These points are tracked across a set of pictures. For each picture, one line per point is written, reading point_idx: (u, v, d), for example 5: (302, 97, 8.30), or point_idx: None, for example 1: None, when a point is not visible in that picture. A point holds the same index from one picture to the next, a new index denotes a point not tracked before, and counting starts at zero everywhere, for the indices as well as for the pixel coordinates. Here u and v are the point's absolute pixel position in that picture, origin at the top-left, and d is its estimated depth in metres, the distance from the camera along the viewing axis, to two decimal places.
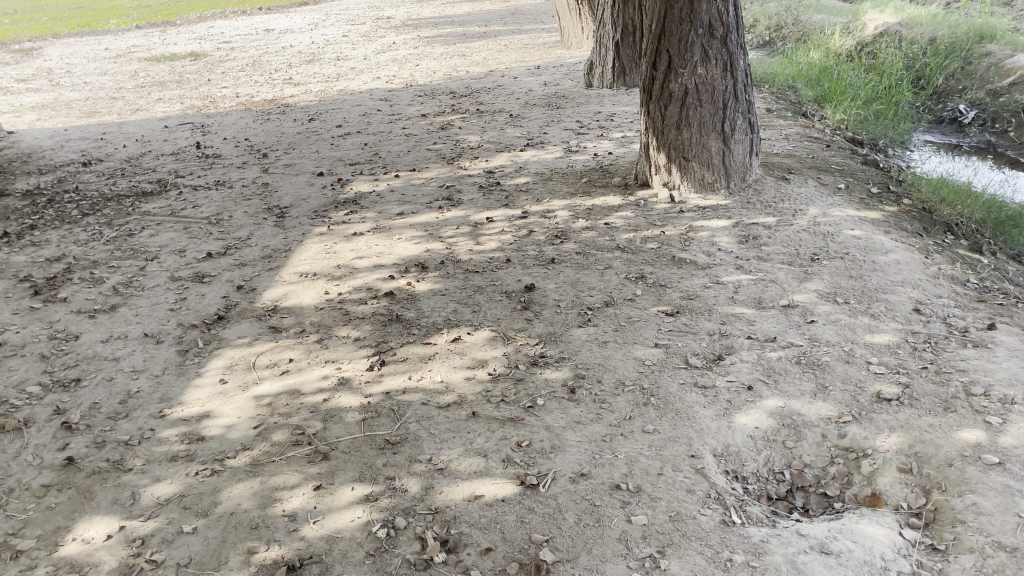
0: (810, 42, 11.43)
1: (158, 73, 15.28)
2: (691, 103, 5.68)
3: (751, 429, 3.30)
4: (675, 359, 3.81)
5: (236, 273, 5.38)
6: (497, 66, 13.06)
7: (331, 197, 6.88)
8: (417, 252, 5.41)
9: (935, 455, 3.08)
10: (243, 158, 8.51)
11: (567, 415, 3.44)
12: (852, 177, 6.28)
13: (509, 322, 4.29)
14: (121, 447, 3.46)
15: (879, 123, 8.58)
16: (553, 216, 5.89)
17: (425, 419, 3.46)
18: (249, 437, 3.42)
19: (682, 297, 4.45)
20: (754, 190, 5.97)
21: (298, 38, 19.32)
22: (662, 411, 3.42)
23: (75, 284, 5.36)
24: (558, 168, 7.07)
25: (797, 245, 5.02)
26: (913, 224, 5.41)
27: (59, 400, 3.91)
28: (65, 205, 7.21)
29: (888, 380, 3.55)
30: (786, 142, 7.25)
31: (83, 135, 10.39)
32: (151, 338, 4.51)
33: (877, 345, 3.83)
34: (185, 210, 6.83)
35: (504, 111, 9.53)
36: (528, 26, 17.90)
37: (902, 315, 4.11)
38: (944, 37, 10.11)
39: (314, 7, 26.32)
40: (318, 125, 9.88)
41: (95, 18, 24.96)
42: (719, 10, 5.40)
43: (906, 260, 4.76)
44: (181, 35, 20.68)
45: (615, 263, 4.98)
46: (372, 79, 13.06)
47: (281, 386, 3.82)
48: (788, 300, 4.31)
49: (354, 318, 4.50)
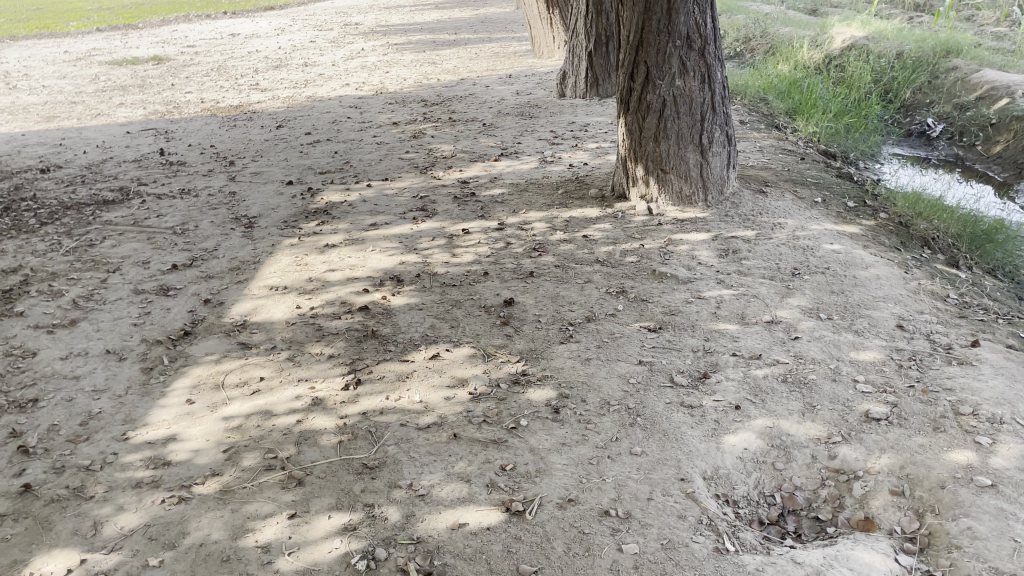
0: (779, 54, 11.52)
1: (120, 77, 14.95)
2: (670, 115, 5.63)
3: (740, 450, 3.23)
4: (660, 377, 3.73)
5: (203, 286, 5.20)
6: (468, 74, 12.97)
7: (302, 207, 6.71)
8: (391, 264, 5.28)
9: (927, 477, 3.03)
10: (209, 166, 8.29)
11: (552, 436, 3.33)
12: (827, 190, 6.28)
13: (489, 338, 4.17)
14: (82, 473, 3.28)
15: (850, 136, 8.63)
16: (530, 228, 5.80)
17: (405, 441, 3.33)
18: (219, 462, 3.26)
19: (665, 312, 4.37)
20: (732, 203, 5.92)
21: (264, 42, 19.04)
22: (649, 432, 3.32)
23: (32, 297, 5.14)
24: (534, 178, 6.98)
25: (778, 260, 4.98)
26: (891, 238, 5.41)
27: (14, 422, 3.70)
28: (22, 214, 6.94)
29: (876, 400, 3.50)
30: (761, 154, 7.25)
31: (41, 140, 10.07)
32: (114, 355, 4.32)
33: (863, 363, 3.78)
34: (148, 219, 6.62)
35: (477, 120, 9.43)
36: (498, 34, 17.84)
37: (886, 332, 4.07)
38: (911, 51, 10.23)
39: (279, 12, 26.00)
40: (287, 132, 9.69)
41: (54, 20, 24.36)
42: (698, 21, 5.37)
43: (886, 275, 4.74)
44: (144, 38, 20.31)
45: (595, 277, 4.90)
46: (341, 85, 12.88)
47: (251, 406, 3.66)
48: (770, 316, 4.26)
49: (327, 333, 4.35)
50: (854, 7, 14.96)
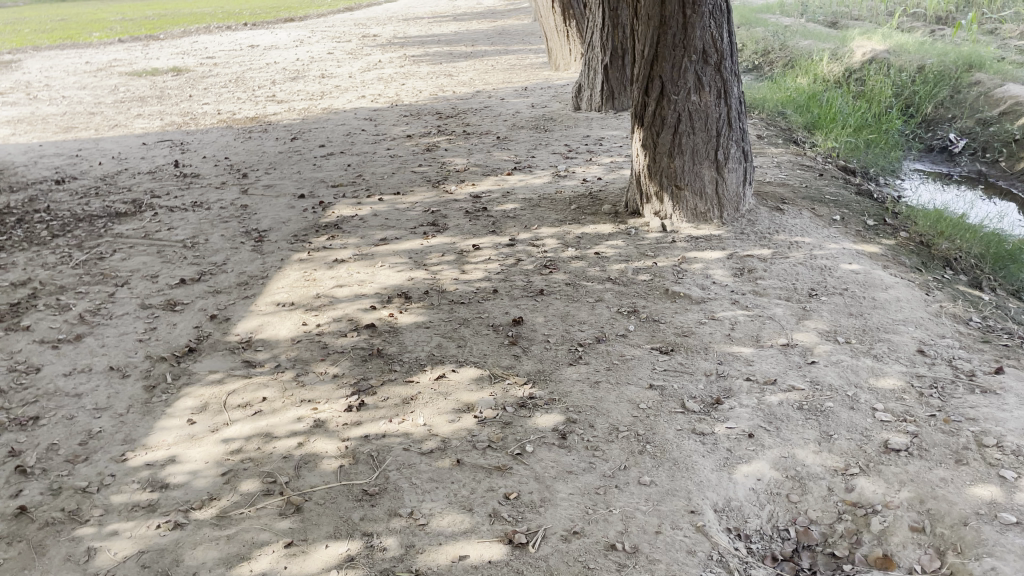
0: (798, 68, 11.40)
1: (139, 88, 15.06)
2: (684, 130, 5.54)
3: (753, 480, 3.12)
4: (671, 403, 3.62)
5: (210, 301, 5.15)
6: (484, 87, 12.93)
7: (312, 221, 6.66)
8: (400, 281, 5.20)
9: (949, 512, 2.91)
10: (222, 179, 8.28)
11: (558, 463, 3.23)
12: (847, 208, 6.15)
13: (496, 359, 4.08)
14: (78, 495, 3.22)
15: (870, 151, 8.49)
16: (542, 244, 5.72)
17: (407, 466, 3.24)
18: (216, 486, 3.19)
19: (677, 333, 4.27)
20: (747, 220, 5.81)
21: (282, 54, 19.13)
22: (659, 460, 3.22)
23: (39, 311, 5.11)
24: (547, 193, 6.90)
25: (794, 280, 4.87)
26: (911, 258, 5.28)
27: (14, 441, 3.65)
28: (35, 226, 6.95)
29: (895, 429, 3.37)
30: (778, 170, 7.13)
31: (58, 151, 10.11)
32: (117, 371, 4.27)
33: (882, 390, 3.66)
34: (159, 233, 6.59)
35: (491, 133, 9.37)
36: (515, 46, 17.83)
37: (906, 357, 3.95)
38: (933, 65, 10.07)
39: (299, 23, 26.17)
40: (301, 145, 9.68)
41: (77, 31, 24.64)
42: (714, 36, 5.28)
43: (906, 297, 4.61)
44: (164, 50, 20.46)
45: (606, 295, 4.80)
46: (357, 98, 12.87)
47: (253, 428, 3.59)
48: (786, 339, 4.14)
49: (332, 352, 4.28)
50: (875, 19, 14.81)
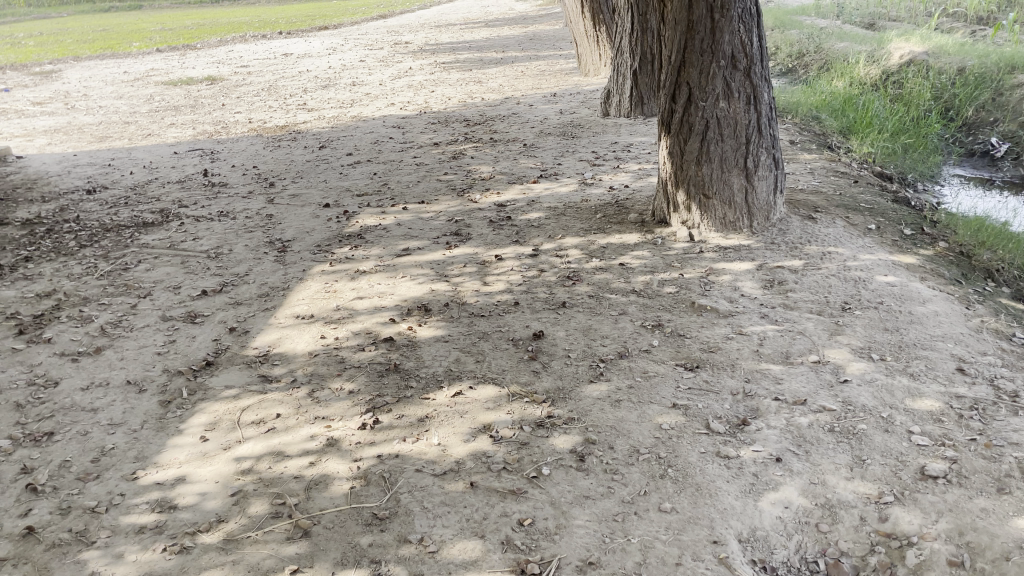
0: (833, 70, 11.14)
1: (174, 97, 15.23)
2: (712, 138, 5.39)
3: (780, 509, 2.96)
4: (695, 423, 3.48)
5: (230, 313, 5.11)
6: (513, 93, 12.84)
7: (336, 230, 6.62)
8: (420, 293, 5.12)
9: (990, 546, 2.74)
10: (249, 188, 8.28)
11: (575, 487, 3.11)
12: (883, 216, 5.94)
13: (515, 375, 3.97)
14: (86, 515, 3.17)
15: (908, 156, 8.25)
16: (565, 255, 5.59)
17: (419, 489, 3.14)
18: (225, 507, 3.12)
19: (702, 349, 4.12)
20: (778, 229, 5.62)
21: (315, 62, 19.25)
22: (681, 485, 3.09)
23: (61, 323, 5.12)
24: (573, 202, 6.78)
25: (827, 292, 4.69)
26: (951, 269, 5.07)
27: (27, 457, 3.62)
28: (63, 236, 7.00)
29: (933, 455, 3.20)
30: (811, 177, 6.92)
31: (91, 161, 10.23)
32: (134, 386, 4.24)
33: (918, 412, 3.47)
34: (184, 243, 6.59)
35: (518, 140, 9.28)
36: (546, 52, 17.74)
37: (944, 375, 3.76)
38: (974, 67, 9.78)
39: (333, 31, 26.32)
40: (329, 153, 9.67)
41: (117, 40, 25.00)
42: (743, 41, 5.15)
43: (945, 311, 4.41)
44: (200, 59, 20.69)
45: (630, 308, 4.67)
46: (386, 105, 12.85)
47: (265, 446, 3.52)
48: (818, 356, 3.97)
49: (349, 367, 4.20)
50: (914, 21, 14.47)
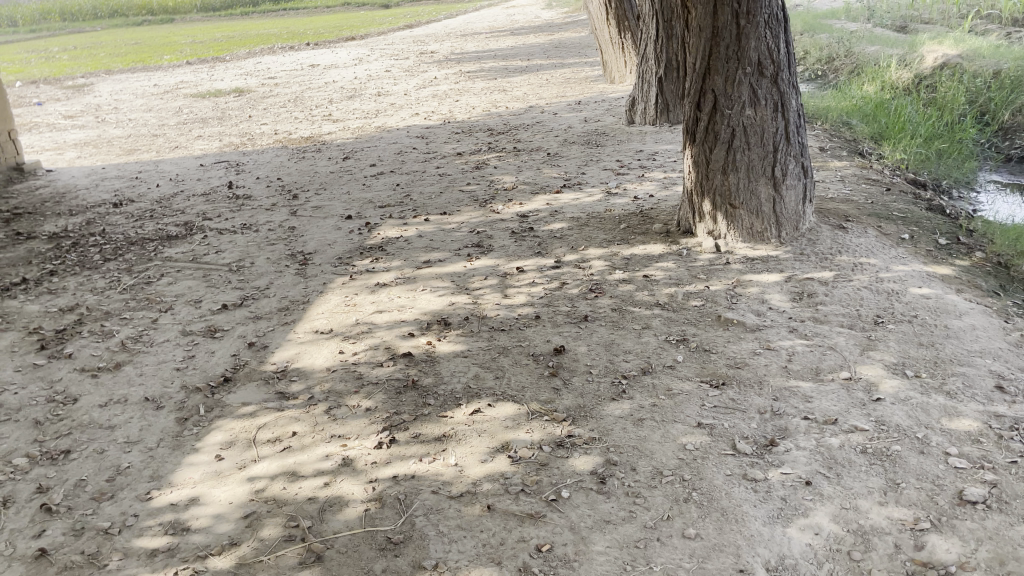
0: (864, 75, 10.93)
1: (202, 110, 15.36)
2: (739, 146, 5.26)
3: (810, 535, 2.83)
4: (721, 444, 3.36)
5: (250, 327, 5.08)
6: (538, 102, 12.77)
7: (358, 242, 6.58)
8: (440, 307, 5.05)
9: None
10: (272, 200, 8.28)
11: (595, 511, 3.01)
12: (917, 225, 5.77)
13: (535, 392, 3.88)
14: (99, 537, 3.13)
15: (942, 162, 8.05)
16: (588, 267, 5.50)
17: (435, 512, 3.06)
18: (238, 530, 3.07)
19: (729, 365, 3.99)
20: (808, 239, 5.47)
21: (341, 73, 19.34)
22: (706, 510, 2.97)
23: (83, 338, 5.11)
24: (596, 212, 6.68)
25: (858, 305, 4.54)
26: (988, 280, 4.90)
27: (43, 476, 3.60)
28: (89, 250, 7.03)
29: (971, 478, 3.05)
30: (842, 185, 6.76)
31: (119, 174, 10.31)
32: (152, 402, 4.21)
33: (955, 433, 3.32)
34: (207, 256, 6.59)
35: (542, 150, 9.20)
36: (571, 60, 17.65)
37: (983, 393, 3.60)
38: (1010, 70, 9.54)
39: (359, 42, 26.44)
40: (353, 164, 9.67)
41: (148, 54, 25.35)
42: (769, 46, 5.04)
43: (983, 325, 4.24)
44: (229, 71, 20.89)
45: (654, 322, 4.56)
46: (410, 115, 12.84)
47: (279, 466, 3.46)
48: (849, 373, 3.83)
49: (367, 384, 4.14)
50: (946, 23, 14.18)
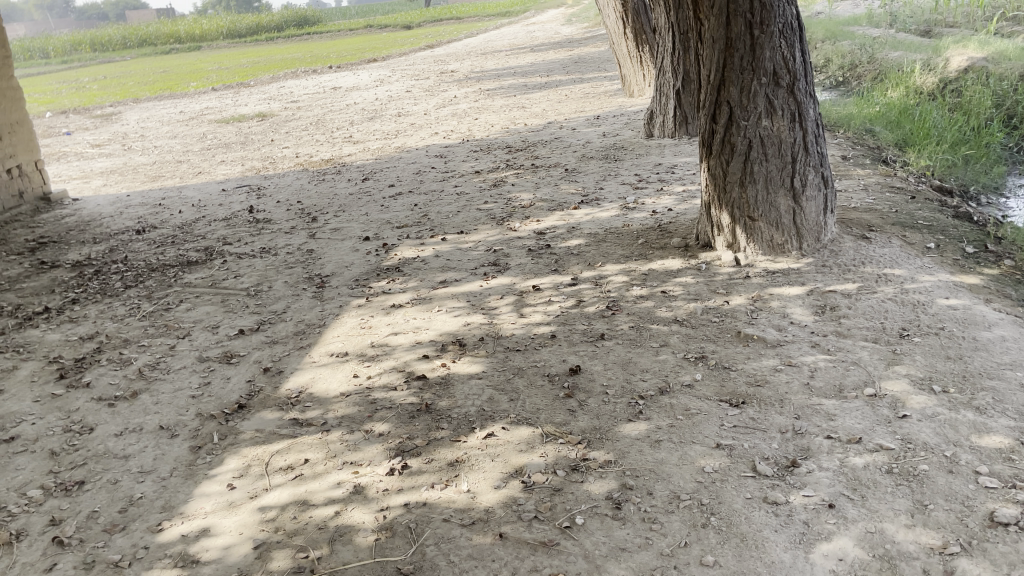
0: (887, 80, 10.74)
1: (225, 135, 15.54)
2: (756, 158, 5.16)
3: (833, 561, 2.71)
4: (740, 466, 3.26)
5: (266, 352, 5.06)
6: (556, 117, 12.72)
7: (374, 264, 6.56)
8: (455, 327, 4.99)
9: None
10: (292, 224, 8.31)
11: (611, 538, 2.92)
12: (943, 233, 5.62)
13: (550, 415, 3.80)
14: (109, 571, 3.10)
15: (969, 169, 7.86)
16: (606, 284, 5.42)
17: (446, 541, 2.99)
18: (247, 562, 3.02)
19: (750, 383, 3.89)
20: (830, 250, 5.34)
21: (363, 94, 19.46)
22: (725, 536, 2.87)
23: (101, 366, 5.12)
24: (614, 227, 6.60)
25: (883, 318, 4.41)
26: (1018, 289, 4.75)
27: (57, 508, 3.58)
28: (110, 277, 7.09)
29: (1003, 498, 2.92)
30: (865, 193, 6.62)
31: (143, 201, 10.43)
32: (167, 431, 4.19)
33: (985, 450, 3.20)
34: (226, 281, 6.61)
35: (560, 166, 9.13)
36: (590, 74, 17.61)
37: (1014, 408, 3.46)
38: None
39: (380, 63, 26.64)
40: (371, 185, 9.68)
41: (175, 81, 25.74)
42: (785, 56, 4.96)
43: (1013, 336, 4.10)
44: (253, 96, 21.14)
45: (672, 339, 4.47)
46: (430, 135, 12.86)
47: (291, 494, 3.42)
48: (874, 390, 3.70)
49: (380, 408, 4.09)
50: (972, 26, 13.93)
